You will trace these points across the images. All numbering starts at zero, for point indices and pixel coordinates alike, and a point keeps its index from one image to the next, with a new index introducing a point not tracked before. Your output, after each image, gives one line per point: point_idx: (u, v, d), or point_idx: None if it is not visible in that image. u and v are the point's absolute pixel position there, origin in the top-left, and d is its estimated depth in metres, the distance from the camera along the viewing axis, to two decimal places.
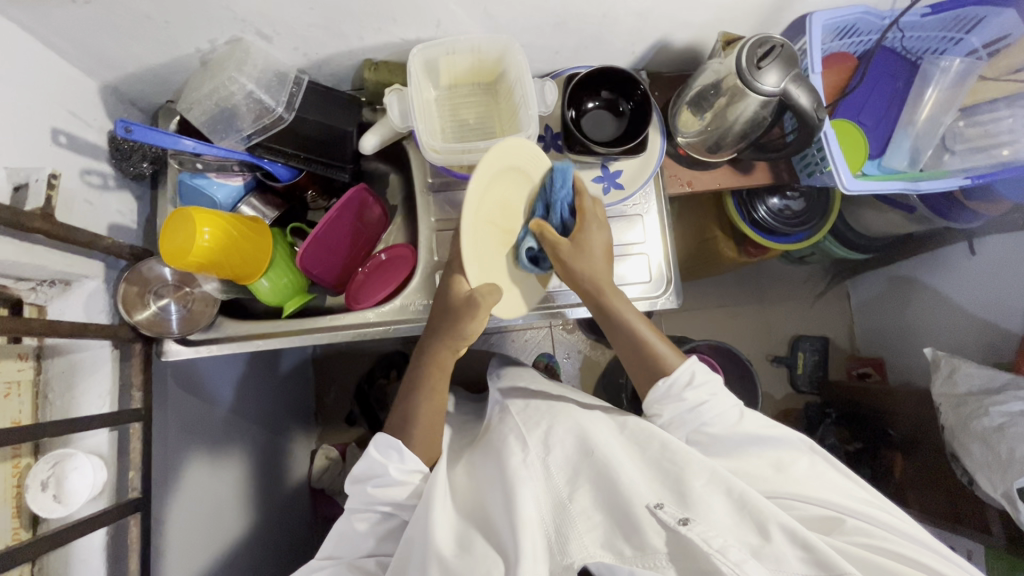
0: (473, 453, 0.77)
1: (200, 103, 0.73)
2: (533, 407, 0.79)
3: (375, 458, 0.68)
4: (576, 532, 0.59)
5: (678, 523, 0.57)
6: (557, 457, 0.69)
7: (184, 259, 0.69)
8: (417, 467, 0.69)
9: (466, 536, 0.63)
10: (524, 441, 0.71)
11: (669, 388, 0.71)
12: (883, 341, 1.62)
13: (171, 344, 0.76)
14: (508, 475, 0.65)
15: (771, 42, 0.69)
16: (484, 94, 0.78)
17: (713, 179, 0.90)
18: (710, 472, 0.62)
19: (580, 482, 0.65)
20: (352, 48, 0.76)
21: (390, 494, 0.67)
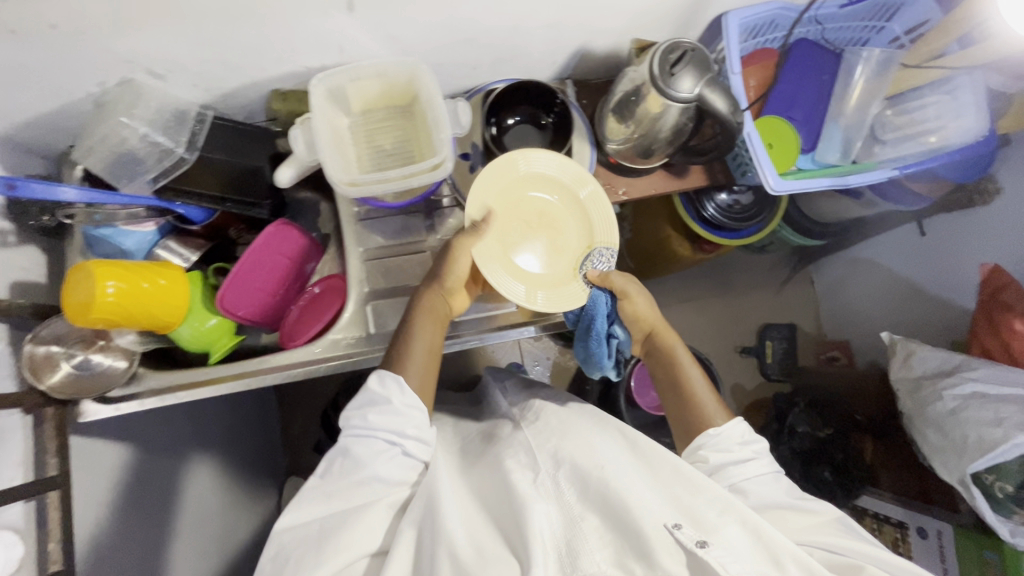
0: (480, 461, 0.71)
1: (96, 150, 0.69)
2: (546, 418, 0.73)
3: (376, 391, 0.65)
4: (591, 547, 0.56)
5: (695, 546, 0.55)
6: (564, 476, 0.63)
7: (85, 315, 0.65)
8: (418, 405, 0.66)
9: (478, 539, 0.59)
10: (533, 458, 0.66)
11: (721, 441, 0.70)
12: (849, 324, 1.62)
13: (89, 403, 0.72)
14: (518, 495, 0.60)
15: (682, 47, 0.67)
16: (401, 117, 0.76)
17: (647, 185, 0.87)
18: (725, 501, 0.60)
19: (593, 494, 0.60)
20: (257, 80, 0.72)
21: (389, 426, 0.64)
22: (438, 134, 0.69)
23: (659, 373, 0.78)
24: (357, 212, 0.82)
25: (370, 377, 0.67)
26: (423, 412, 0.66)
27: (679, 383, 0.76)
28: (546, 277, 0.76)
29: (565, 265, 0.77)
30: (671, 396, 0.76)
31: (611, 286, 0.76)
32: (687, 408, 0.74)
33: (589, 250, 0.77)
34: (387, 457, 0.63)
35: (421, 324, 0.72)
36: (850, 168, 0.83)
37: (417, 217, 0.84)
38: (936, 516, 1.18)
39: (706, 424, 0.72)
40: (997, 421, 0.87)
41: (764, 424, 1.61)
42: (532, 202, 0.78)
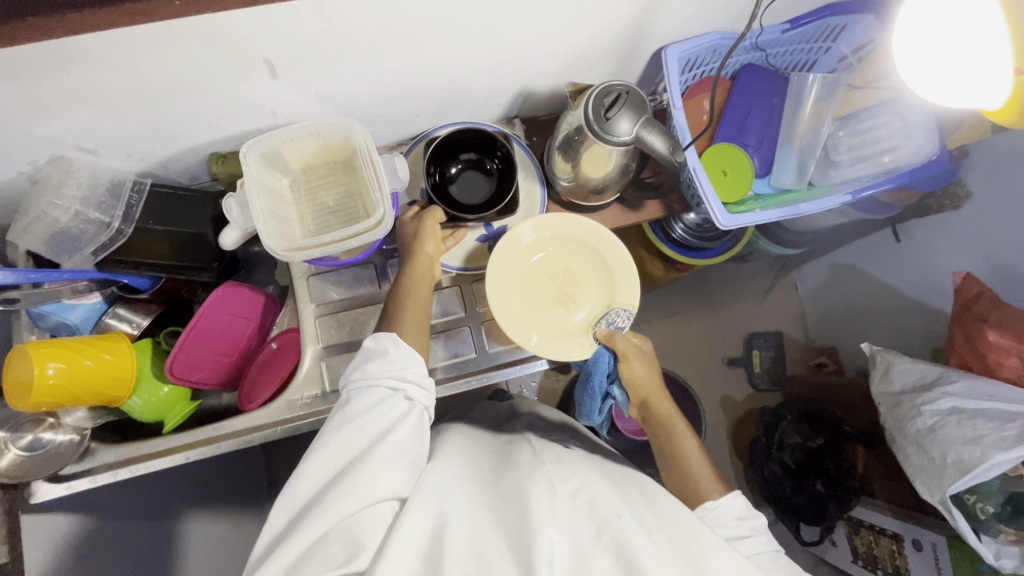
0: (501, 479, 0.59)
1: (30, 231, 0.68)
2: (569, 458, 0.60)
3: (372, 346, 0.63)
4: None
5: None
6: (581, 511, 0.53)
7: (26, 398, 0.65)
8: (416, 355, 0.64)
9: (479, 558, 0.51)
10: (549, 482, 0.55)
11: (720, 516, 0.67)
12: (835, 330, 1.57)
13: (40, 483, 0.71)
14: (529, 522, 0.51)
15: (615, 89, 0.66)
16: (342, 172, 0.75)
17: (603, 220, 0.86)
18: (741, 564, 0.54)
19: (608, 539, 0.51)
20: (192, 146, 0.71)
21: (389, 374, 0.61)
22: (376, 194, 0.69)
23: (656, 440, 0.76)
24: (308, 268, 0.81)
25: (366, 339, 0.65)
26: (423, 363, 0.64)
27: (676, 454, 0.74)
28: (556, 326, 0.78)
29: (583, 321, 0.78)
30: (667, 465, 0.74)
31: (615, 347, 0.75)
32: (684, 477, 0.72)
33: (608, 309, 0.78)
34: (391, 404, 0.59)
35: (410, 284, 0.71)
36: (803, 194, 0.82)
37: (371, 268, 0.83)
38: (930, 527, 1.09)
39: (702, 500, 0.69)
40: (975, 439, 0.86)
41: (754, 437, 1.57)
42: (553, 262, 0.79)
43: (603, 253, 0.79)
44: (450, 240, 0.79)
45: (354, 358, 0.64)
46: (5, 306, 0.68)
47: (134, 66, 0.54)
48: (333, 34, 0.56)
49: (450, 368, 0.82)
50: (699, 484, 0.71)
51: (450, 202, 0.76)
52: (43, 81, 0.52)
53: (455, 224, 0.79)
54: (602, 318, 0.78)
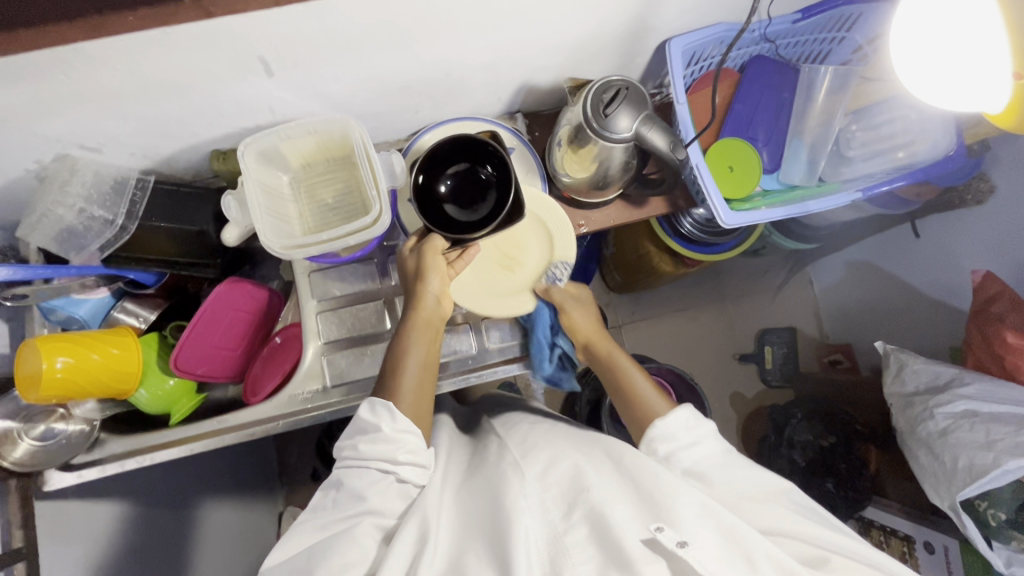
0: (472, 475, 0.64)
1: (40, 228, 0.70)
2: (533, 439, 0.67)
3: (365, 419, 0.62)
4: (576, 554, 0.51)
5: (677, 548, 0.49)
6: (551, 490, 0.57)
7: (37, 390, 0.67)
8: (412, 429, 0.62)
9: (458, 559, 0.53)
10: (519, 471, 0.59)
11: (665, 428, 0.64)
12: (851, 325, 1.53)
13: (53, 472, 0.73)
14: (505, 508, 0.53)
15: (614, 85, 0.65)
16: (340, 169, 0.75)
17: (606, 217, 0.85)
18: (702, 501, 0.54)
19: (579, 514, 0.53)
20: (194, 143, 0.72)
21: (381, 453, 0.60)
22: (374, 192, 0.69)
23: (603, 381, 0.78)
24: (310, 264, 0.82)
25: (360, 407, 0.63)
26: (417, 437, 0.62)
27: (619, 386, 0.75)
28: (501, 287, 0.80)
29: (525, 279, 0.81)
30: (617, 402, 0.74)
31: (552, 299, 0.80)
32: (630, 399, 0.73)
33: (549, 263, 0.80)
34: (381, 488, 0.59)
35: (418, 340, 0.71)
36: (810, 191, 0.79)
37: (372, 264, 0.83)
38: (942, 530, 1.07)
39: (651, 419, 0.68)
40: (987, 445, 0.83)
41: (763, 435, 1.54)
42: None
43: (539, 208, 0.79)
44: (460, 263, 0.76)
45: (347, 430, 0.63)
46: (14, 301, 0.70)
47: (131, 69, 0.54)
48: (326, 34, 0.56)
49: (449, 364, 0.82)
50: (643, 399, 0.71)
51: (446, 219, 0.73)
52: (43, 84, 0.53)
53: (464, 245, 0.75)
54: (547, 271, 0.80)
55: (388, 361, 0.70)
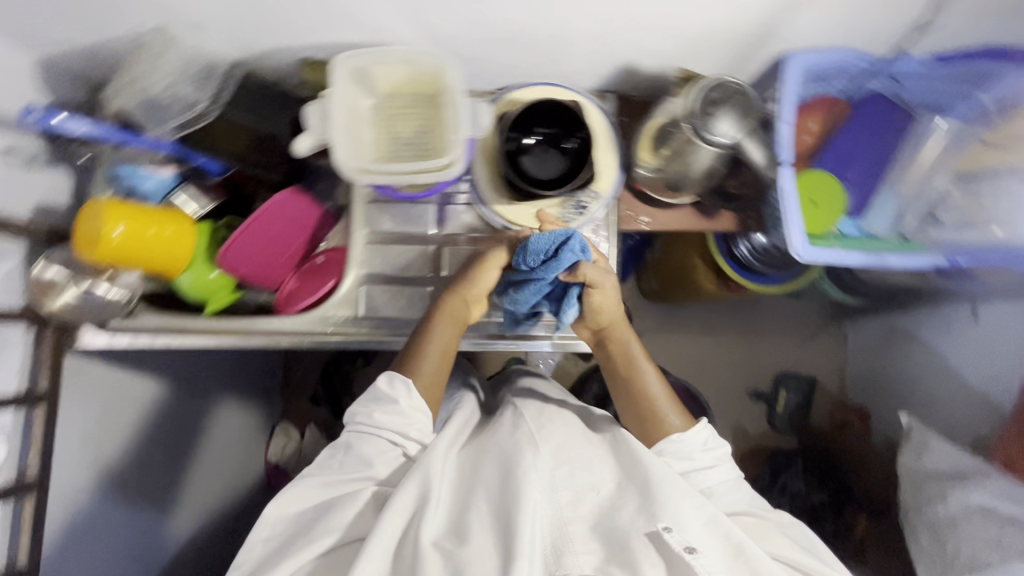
0: (478, 438, 0.71)
1: (125, 91, 0.70)
2: (548, 417, 0.71)
3: (384, 387, 0.66)
4: (578, 547, 0.57)
5: (682, 551, 0.55)
6: (561, 473, 0.62)
7: (94, 249, 0.68)
8: (424, 409, 0.66)
9: (470, 514, 0.59)
10: (530, 444, 0.64)
11: (683, 447, 0.68)
12: (873, 390, 1.49)
13: (88, 329, 0.76)
14: (516, 481, 0.59)
15: (727, 86, 0.62)
16: (425, 105, 0.73)
17: (673, 219, 0.82)
18: (710, 513, 0.59)
19: (585, 506, 0.60)
20: (287, 45, 0.71)
21: (394, 425, 0.64)
22: (455, 136, 0.67)
23: (611, 369, 0.77)
24: (369, 194, 0.82)
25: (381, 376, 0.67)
26: (428, 416, 0.66)
27: (635, 385, 0.74)
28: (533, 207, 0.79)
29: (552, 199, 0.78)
30: (626, 399, 0.75)
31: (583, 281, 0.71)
32: (644, 409, 0.73)
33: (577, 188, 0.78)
34: (389, 457, 0.63)
35: (448, 328, 0.73)
36: (890, 244, 0.76)
37: (430, 208, 0.83)
38: None
39: (663, 432, 0.70)
40: (996, 543, 0.83)
41: (755, 474, 1.53)
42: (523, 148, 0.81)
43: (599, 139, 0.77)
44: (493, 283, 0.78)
45: (365, 396, 0.67)
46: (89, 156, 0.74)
47: None
48: None
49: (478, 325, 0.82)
50: (660, 413, 0.72)
51: (522, 175, 0.73)
52: None
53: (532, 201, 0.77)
54: (571, 199, 0.78)
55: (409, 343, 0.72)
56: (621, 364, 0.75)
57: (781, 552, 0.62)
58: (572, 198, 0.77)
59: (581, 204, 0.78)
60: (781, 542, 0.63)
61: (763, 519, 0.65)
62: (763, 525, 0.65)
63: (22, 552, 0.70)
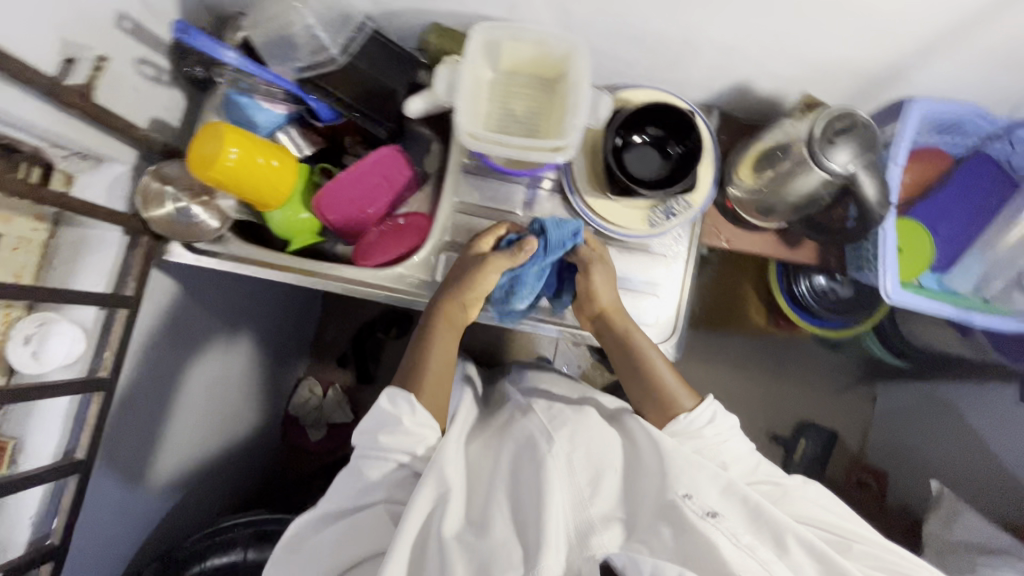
0: (486, 434, 0.73)
1: (262, 24, 0.73)
2: (558, 409, 0.73)
3: (387, 412, 0.64)
4: (600, 528, 0.57)
5: (706, 514, 0.56)
6: (577, 457, 0.63)
7: (206, 169, 0.70)
8: (431, 423, 0.65)
9: (485, 512, 0.59)
10: (542, 433, 0.66)
11: (692, 422, 0.70)
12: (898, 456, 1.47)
13: (177, 246, 0.79)
14: (541, 474, 0.60)
15: (854, 118, 0.62)
16: (541, 89, 0.75)
17: (753, 243, 0.84)
18: (726, 482, 0.61)
19: (603, 488, 0.61)
20: (422, 8, 0.74)
21: (400, 447, 0.62)
22: (571, 121, 0.68)
23: (616, 355, 0.78)
24: (463, 165, 0.84)
25: (381, 399, 0.65)
26: (434, 430, 0.65)
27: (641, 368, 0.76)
28: (620, 207, 0.80)
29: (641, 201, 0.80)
30: (635, 384, 0.76)
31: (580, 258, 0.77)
32: (653, 390, 0.74)
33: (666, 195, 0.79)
34: (399, 480, 0.62)
35: (445, 338, 0.73)
36: (973, 303, 0.76)
37: (519, 189, 0.84)
38: None
39: (673, 412, 0.72)
40: None
41: None
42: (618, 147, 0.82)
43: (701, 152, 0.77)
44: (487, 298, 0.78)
45: (366, 423, 0.64)
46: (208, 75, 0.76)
47: None
48: None
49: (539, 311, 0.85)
50: (668, 391, 0.73)
51: (623, 170, 0.74)
52: None
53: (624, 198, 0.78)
54: (662, 204, 0.79)
55: (416, 356, 0.72)
56: (625, 347, 0.77)
57: (796, 510, 0.65)
58: (662, 204, 0.79)
59: (670, 211, 0.79)
60: (794, 500, 0.66)
61: (779, 484, 0.68)
62: (779, 490, 0.67)
63: (82, 444, 0.73)
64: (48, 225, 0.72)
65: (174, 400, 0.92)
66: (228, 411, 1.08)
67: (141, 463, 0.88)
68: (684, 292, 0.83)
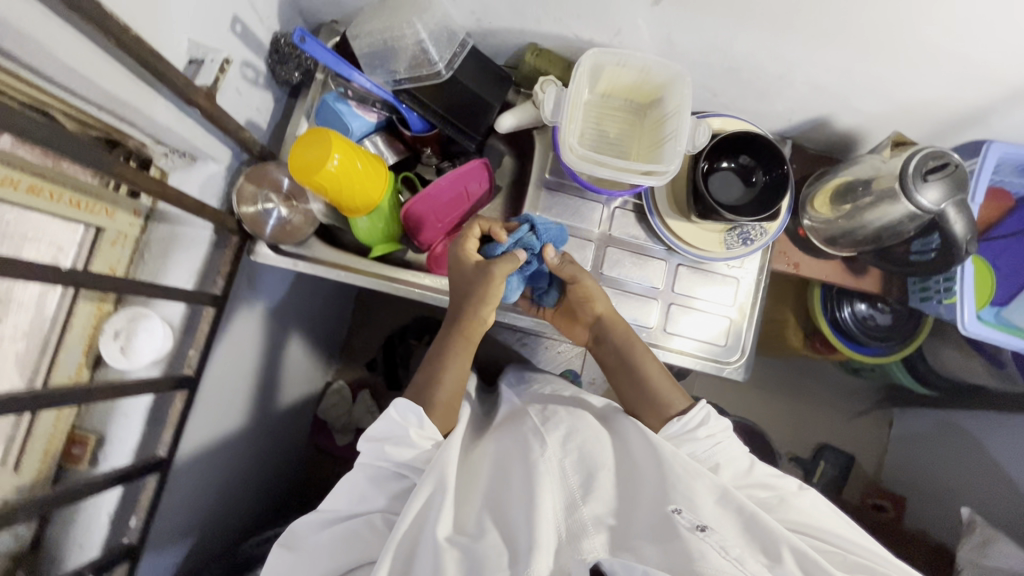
0: (488, 437, 0.71)
1: (368, 36, 0.75)
2: (554, 410, 0.72)
3: (395, 422, 0.63)
4: (592, 531, 0.55)
5: (695, 525, 0.54)
6: (570, 459, 0.62)
7: (309, 175, 0.70)
8: (435, 437, 0.64)
9: (480, 515, 0.58)
10: (538, 438, 0.65)
11: (688, 426, 0.69)
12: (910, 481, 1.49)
13: (262, 246, 0.80)
14: (535, 475, 0.59)
15: (947, 158, 0.66)
16: (632, 113, 0.79)
17: (821, 269, 0.87)
18: (720, 490, 0.59)
19: (598, 490, 0.59)
20: (524, 29, 0.76)
21: (405, 458, 0.62)
22: (668, 145, 0.72)
23: (613, 361, 0.79)
24: (543, 181, 0.86)
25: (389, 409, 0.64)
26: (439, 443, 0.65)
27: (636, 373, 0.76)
28: (695, 229, 0.83)
29: (716, 225, 0.82)
30: (631, 392, 0.76)
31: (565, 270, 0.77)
32: (650, 395, 0.74)
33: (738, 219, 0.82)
34: (400, 489, 0.62)
35: (458, 354, 0.74)
36: None
37: (599, 208, 0.86)
38: None
39: (670, 416, 0.71)
40: None
41: None
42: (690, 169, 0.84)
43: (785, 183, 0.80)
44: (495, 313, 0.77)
45: (374, 429, 0.64)
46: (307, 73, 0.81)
47: None
48: None
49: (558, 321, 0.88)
50: (665, 396, 0.73)
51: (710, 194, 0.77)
52: None
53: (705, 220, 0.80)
54: (737, 228, 0.82)
55: (434, 367, 0.72)
56: (619, 351, 0.78)
57: (790, 517, 0.63)
58: (738, 228, 0.81)
59: (745, 233, 0.82)
60: (790, 508, 0.64)
61: (775, 492, 0.65)
62: (776, 498, 0.65)
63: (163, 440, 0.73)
64: (142, 219, 0.71)
65: (230, 398, 0.91)
66: (264, 418, 1.07)
67: (200, 462, 0.87)
68: (755, 312, 0.86)
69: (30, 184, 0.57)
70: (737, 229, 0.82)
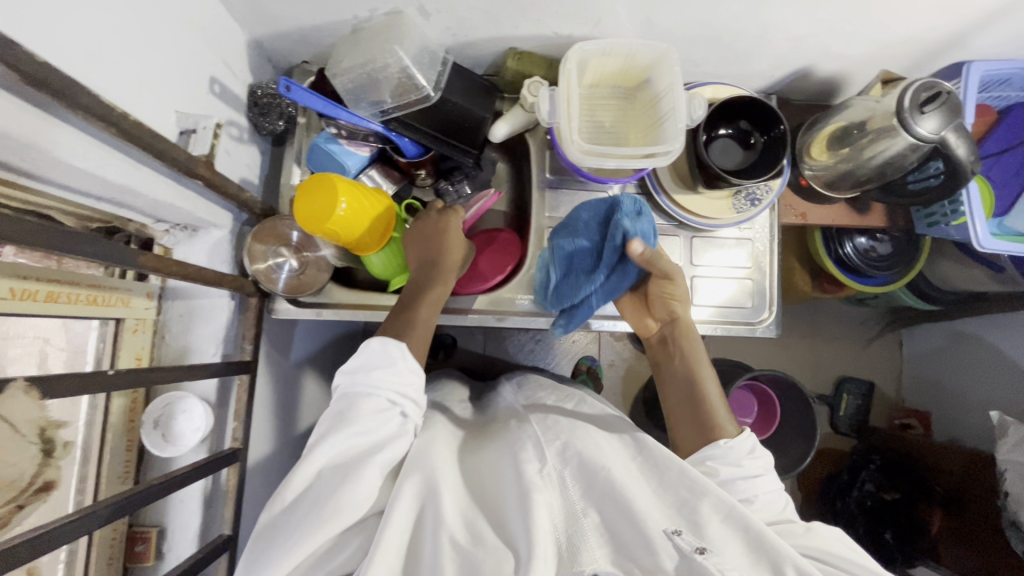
0: (483, 444, 0.65)
1: (349, 71, 0.73)
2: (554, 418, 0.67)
3: (377, 353, 0.60)
4: (592, 543, 0.50)
5: (696, 551, 0.49)
6: (569, 468, 0.57)
7: (321, 225, 0.69)
8: (418, 370, 0.61)
9: (475, 523, 0.53)
10: (538, 448, 0.60)
11: (732, 454, 0.64)
12: (926, 393, 1.46)
13: (282, 302, 0.78)
14: (524, 482, 0.54)
15: (938, 87, 0.67)
16: (621, 99, 0.79)
17: (828, 214, 0.88)
18: (729, 506, 0.53)
19: (597, 496, 0.54)
20: (502, 36, 0.75)
21: (391, 387, 0.58)
22: (668, 123, 0.72)
23: (675, 370, 0.75)
24: (545, 181, 0.85)
25: (371, 340, 0.61)
26: (421, 377, 0.61)
27: (694, 384, 0.72)
28: (704, 200, 0.83)
29: (723, 192, 0.83)
30: (681, 406, 0.72)
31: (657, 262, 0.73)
32: (699, 414, 0.70)
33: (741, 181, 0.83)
34: (386, 417, 0.57)
35: (429, 304, 0.69)
36: None
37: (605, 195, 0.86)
38: None
39: (714, 437, 0.67)
40: None
41: (829, 475, 1.42)
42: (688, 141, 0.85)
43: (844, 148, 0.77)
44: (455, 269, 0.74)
45: (355, 362, 0.60)
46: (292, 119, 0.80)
47: None
48: None
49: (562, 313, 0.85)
50: (715, 420, 0.68)
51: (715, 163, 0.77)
52: None
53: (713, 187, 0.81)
54: (743, 192, 0.83)
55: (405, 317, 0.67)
56: (690, 362, 0.74)
57: (816, 545, 0.57)
58: (745, 189, 0.82)
59: (753, 194, 0.83)
60: (816, 536, 0.58)
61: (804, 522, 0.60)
62: (801, 526, 0.60)
63: (226, 520, 0.70)
64: (156, 300, 0.70)
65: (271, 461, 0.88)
66: None
67: None
68: (774, 268, 0.87)
69: (49, 292, 0.56)
70: (743, 191, 0.83)
